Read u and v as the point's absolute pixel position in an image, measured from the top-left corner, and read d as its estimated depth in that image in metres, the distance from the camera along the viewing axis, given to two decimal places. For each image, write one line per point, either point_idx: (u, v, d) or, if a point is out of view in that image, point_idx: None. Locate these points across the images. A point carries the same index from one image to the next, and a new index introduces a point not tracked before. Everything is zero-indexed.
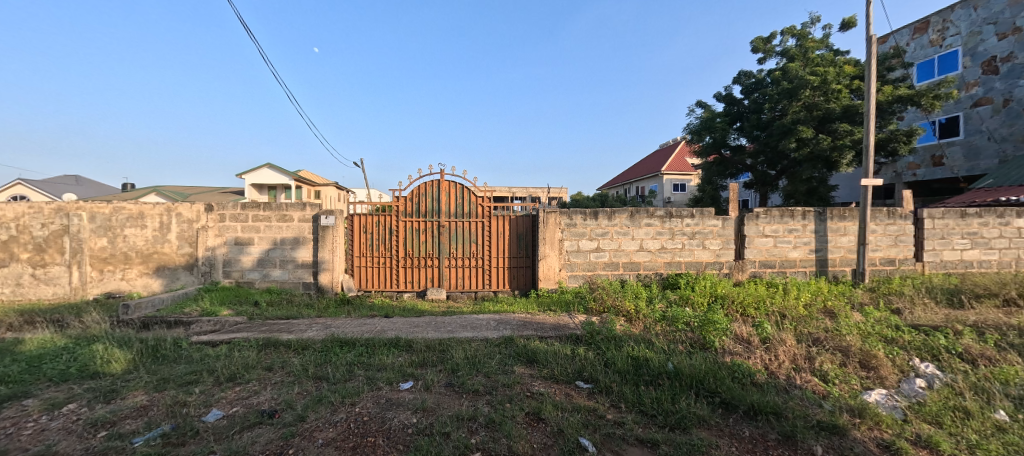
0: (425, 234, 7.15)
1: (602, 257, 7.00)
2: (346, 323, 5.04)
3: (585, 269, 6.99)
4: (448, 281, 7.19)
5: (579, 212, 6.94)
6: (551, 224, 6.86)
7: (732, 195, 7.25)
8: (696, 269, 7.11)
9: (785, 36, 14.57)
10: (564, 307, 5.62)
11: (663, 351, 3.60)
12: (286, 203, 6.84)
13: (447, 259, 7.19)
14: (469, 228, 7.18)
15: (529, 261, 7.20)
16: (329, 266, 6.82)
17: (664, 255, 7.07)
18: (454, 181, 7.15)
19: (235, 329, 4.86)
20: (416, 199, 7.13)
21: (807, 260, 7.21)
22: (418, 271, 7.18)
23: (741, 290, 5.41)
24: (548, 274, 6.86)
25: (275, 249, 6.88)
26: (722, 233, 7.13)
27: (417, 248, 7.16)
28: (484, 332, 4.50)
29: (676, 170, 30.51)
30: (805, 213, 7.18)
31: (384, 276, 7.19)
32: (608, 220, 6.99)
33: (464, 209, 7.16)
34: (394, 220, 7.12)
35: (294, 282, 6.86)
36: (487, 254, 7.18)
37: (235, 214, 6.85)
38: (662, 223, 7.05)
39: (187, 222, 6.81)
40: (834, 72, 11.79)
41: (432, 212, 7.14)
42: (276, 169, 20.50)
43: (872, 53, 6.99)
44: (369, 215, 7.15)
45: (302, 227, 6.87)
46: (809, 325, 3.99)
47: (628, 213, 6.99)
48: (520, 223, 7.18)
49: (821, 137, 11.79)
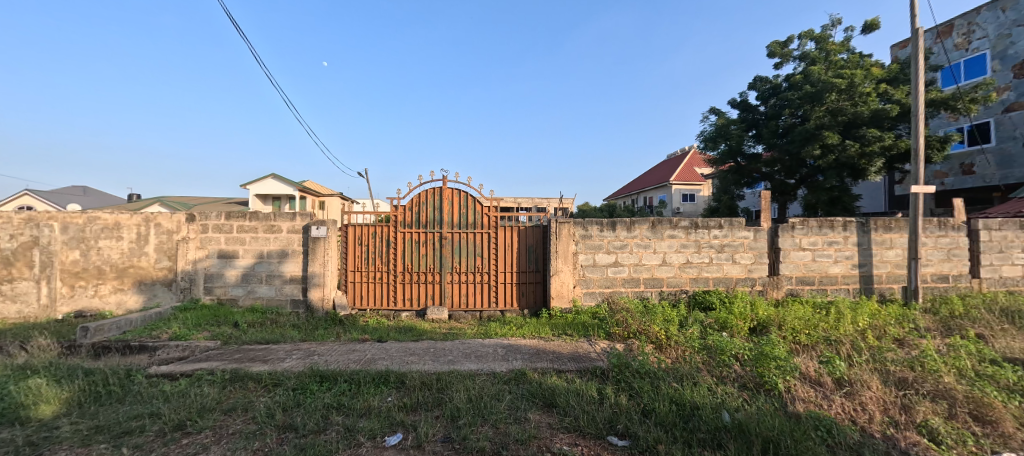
0: (426, 246, 6.52)
1: (620, 272, 6.32)
2: (330, 351, 4.37)
3: (602, 286, 6.31)
4: (451, 298, 6.52)
5: (595, 223, 6.28)
6: (565, 236, 6.20)
7: (764, 204, 6.56)
8: (725, 286, 6.39)
9: (803, 40, 13.97)
10: (582, 331, 4.92)
11: (713, 393, 2.90)
12: (274, 213, 6.26)
13: (450, 275, 6.53)
14: (474, 239, 6.53)
15: (540, 277, 6.55)
16: (320, 282, 6.18)
17: (690, 270, 6.36)
18: (458, 189, 6.55)
19: (204, 358, 4.23)
20: (417, 208, 6.53)
21: (850, 277, 6.48)
22: (418, 287, 6.53)
23: (788, 312, 4.69)
24: (562, 291, 6.17)
25: (261, 263, 6.28)
26: (753, 246, 6.42)
27: (417, 262, 6.52)
28: (490, 363, 3.82)
29: (685, 180, 29.78)
30: (846, 224, 6.48)
31: (380, 293, 6.54)
32: (627, 231, 6.32)
33: (468, 219, 6.54)
34: (392, 231, 6.52)
35: (281, 300, 6.23)
36: (493, 269, 6.53)
37: (219, 224, 6.28)
38: (687, 234, 6.36)
39: (166, 233, 6.23)
40: (861, 74, 11.13)
41: (433, 222, 6.53)
42: (282, 179, 20.03)
43: (918, 49, 6.32)
44: (364, 226, 6.54)
45: (291, 239, 6.28)
46: (889, 361, 3.26)
47: (649, 223, 6.33)
48: (529, 234, 6.54)
49: (848, 143, 11.06)
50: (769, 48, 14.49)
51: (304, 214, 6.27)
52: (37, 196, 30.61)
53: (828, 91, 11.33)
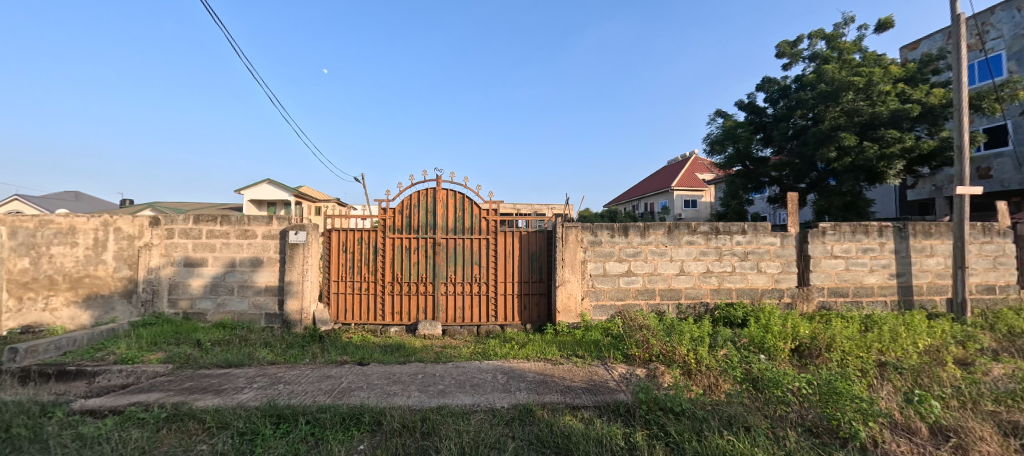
0: (418, 254, 5.87)
1: (634, 282, 5.68)
2: (299, 378, 3.69)
3: (614, 299, 5.67)
4: (444, 312, 5.86)
5: (605, 228, 5.66)
6: (572, 242, 5.58)
7: (791, 207, 5.94)
8: (750, 297, 5.75)
9: (813, 40, 13.48)
10: (594, 351, 4.27)
11: (777, 447, 2.25)
12: (247, 216, 5.61)
13: (445, 286, 5.88)
14: (471, 246, 5.89)
15: (544, 288, 5.90)
16: (298, 293, 5.51)
17: (710, 280, 5.73)
18: (454, 190, 5.92)
19: (148, 387, 3.57)
20: (408, 211, 5.90)
21: (886, 287, 5.88)
22: (409, 299, 5.87)
23: (833, 330, 4.05)
24: (568, 304, 5.52)
25: (233, 272, 5.64)
26: (781, 254, 5.80)
27: (408, 271, 5.87)
28: (490, 396, 3.16)
29: (687, 186, 29.27)
30: (882, 230, 5.88)
31: (367, 306, 5.88)
32: (640, 237, 5.70)
33: (464, 223, 5.91)
34: (380, 236, 5.88)
35: (254, 314, 5.56)
36: (493, 279, 5.88)
37: (186, 229, 5.63)
38: (706, 241, 5.74)
39: (127, 238, 5.58)
40: (880, 73, 10.60)
41: (426, 227, 5.90)
42: (276, 184, 19.36)
43: (961, 37, 5.74)
44: (350, 230, 5.91)
45: (267, 246, 5.63)
46: (986, 396, 2.62)
47: (664, 228, 5.71)
48: (532, 240, 5.91)
49: (866, 144, 10.48)
50: (778, 48, 13.97)
51: (281, 217, 5.63)
52: (31, 202, 29.96)
53: (845, 90, 10.79)
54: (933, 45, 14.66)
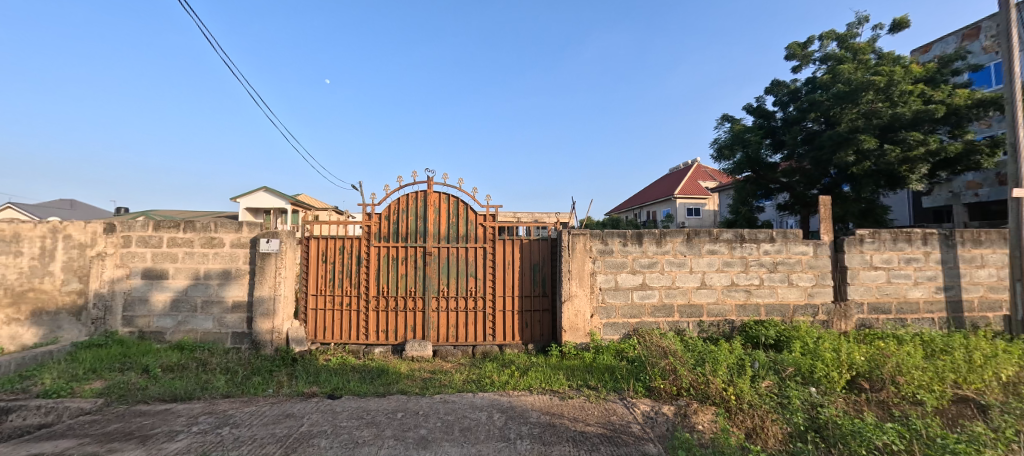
0: (406, 265, 5.23)
1: (649, 297, 5.04)
2: (250, 419, 3.01)
3: (627, 316, 5.01)
4: (436, 330, 5.21)
5: (617, 235, 5.03)
6: (579, 252, 4.94)
7: (824, 213, 5.32)
8: (781, 315, 5.10)
9: (824, 41, 12.96)
10: (610, 381, 3.61)
11: None
12: (214, 222, 4.99)
13: (436, 300, 5.23)
14: (466, 256, 5.26)
15: (547, 303, 5.25)
16: (270, 309, 4.85)
17: (736, 294, 5.08)
18: (447, 193, 5.31)
19: (62, 431, 2.89)
20: (396, 217, 5.28)
21: (933, 303, 5.23)
22: (396, 315, 5.22)
23: (895, 357, 3.40)
24: (576, 322, 4.86)
25: (196, 286, 4.99)
26: (814, 264, 5.16)
27: (395, 284, 5.23)
28: (484, 447, 2.49)
29: (692, 194, 28.67)
30: (926, 238, 5.25)
31: (348, 324, 5.22)
32: (656, 246, 5.07)
33: (459, 230, 5.28)
34: (364, 245, 5.25)
35: (220, 334, 4.92)
36: (489, 294, 5.24)
37: (144, 237, 5.00)
38: (730, 250, 5.10)
39: (78, 247, 4.95)
40: (901, 72, 10.05)
41: (416, 234, 5.27)
42: (273, 192, 18.76)
43: (1012, 24, 5.15)
44: (330, 239, 5.28)
45: (235, 256, 5.00)
46: None
47: (683, 236, 5.08)
48: (534, 249, 5.28)
49: (888, 147, 9.88)
50: (788, 50, 13.43)
51: (252, 223, 5.01)
52: (25, 211, 29.37)
53: (864, 90, 10.23)
54: (946, 48, 14.13)
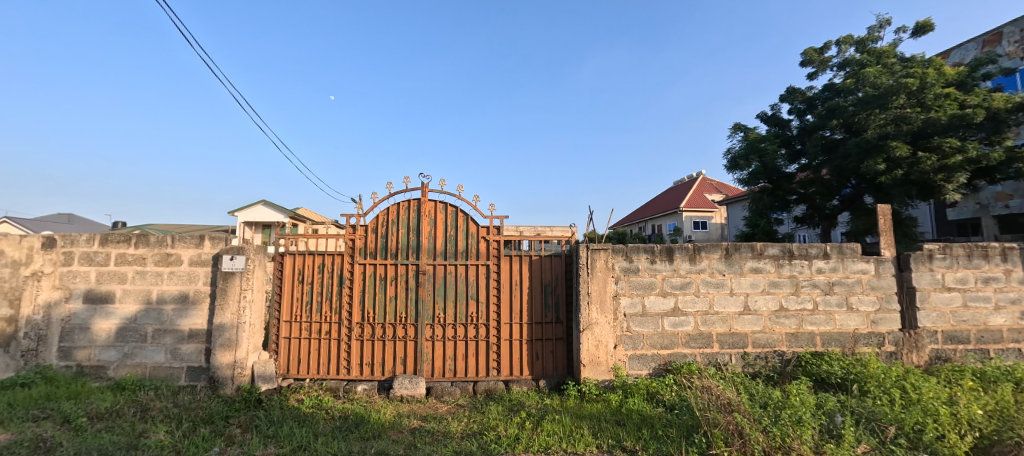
0: (395, 286, 4.47)
1: (682, 324, 4.24)
2: None
3: (656, 347, 4.21)
4: (430, 363, 4.40)
5: (643, 251, 4.28)
6: (600, 271, 4.17)
7: (884, 224, 4.56)
8: (840, 345, 4.30)
9: (842, 46, 12.32)
10: (650, 441, 2.82)
11: None
12: (170, 236, 4.26)
13: (430, 328, 4.44)
14: (466, 276, 4.49)
15: (561, 331, 4.46)
16: (231, 340, 4.07)
17: (786, 321, 4.28)
18: (444, 202, 4.59)
19: None
20: (384, 230, 4.54)
21: (1017, 331, 4.44)
22: (383, 346, 4.42)
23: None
24: (597, 355, 4.06)
25: (147, 312, 4.23)
26: (876, 285, 4.38)
27: (383, 309, 4.45)
28: None
29: (701, 207, 27.96)
30: (1006, 254, 4.47)
31: (327, 356, 4.44)
32: (689, 264, 4.30)
33: (458, 246, 4.53)
34: (347, 263, 4.50)
35: (172, 369, 4.14)
36: (492, 320, 4.45)
37: (90, 253, 4.27)
38: (777, 268, 4.33)
39: (10, 265, 4.18)
40: (934, 74, 9.38)
41: (408, 249, 4.52)
42: (272, 206, 18.08)
43: None
44: (309, 256, 4.54)
45: (194, 276, 4.25)
46: None
47: (721, 252, 4.32)
48: (545, 267, 4.53)
49: (922, 155, 9.12)
50: (804, 55, 12.80)
51: (215, 236, 4.27)
52: (21, 225, 28.59)
53: (895, 94, 9.54)
54: (965, 55, 13.58)
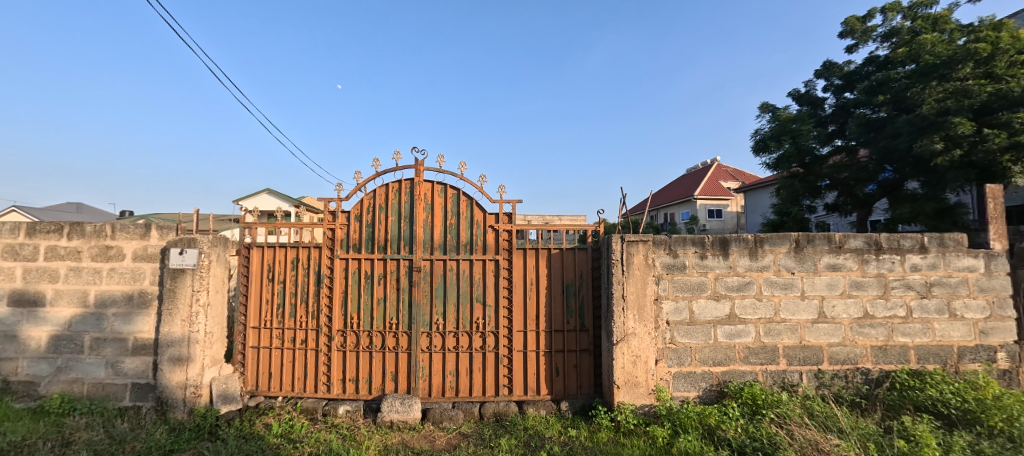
0: (384, 285, 3.66)
1: (741, 335, 3.39)
2: None
3: (708, 363, 3.37)
4: (426, 380, 3.62)
5: (691, 243, 3.41)
6: (638, 269, 3.31)
7: (998, 212, 3.61)
8: (940, 361, 3.43)
9: (888, 14, 11.06)
10: None
11: None
12: (109, 225, 3.49)
13: (427, 337, 3.64)
14: (470, 273, 3.67)
15: (587, 341, 3.65)
16: (181, 353, 3.30)
17: (870, 331, 3.42)
18: (443, 183, 3.75)
19: None
20: (370, 218, 3.73)
21: None
22: (370, 358, 3.64)
23: None
24: (634, 373, 3.24)
25: (84, 317, 3.48)
26: (986, 287, 3.48)
27: (369, 314, 3.66)
28: None
29: (719, 195, 26.77)
30: None
31: (302, 370, 3.68)
32: (748, 260, 3.43)
33: (459, 236, 3.70)
34: (325, 257, 3.70)
35: (116, 386, 3.43)
36: (503, 327, 3.64)
37: (16, 246, 3.53)
38: (860, 266, 3.45)
39: None
40: (1009, 38, 8.29)
41: (399, 241, 3.70)
42: (277, 195, 17.38)
43: None
44: (281, 248, 3.75)
45: (139, 274, 3.48)
46: None
47: (789, 245, 3.44)
48: (567, 263, 3.70)
49: (990, 132, 7.96)
50: (844, 24, 11.56)
51: (163, 224, 3.49)
52: (35, 211, 28.32)
53: (962, 62, 8.37)
54: None
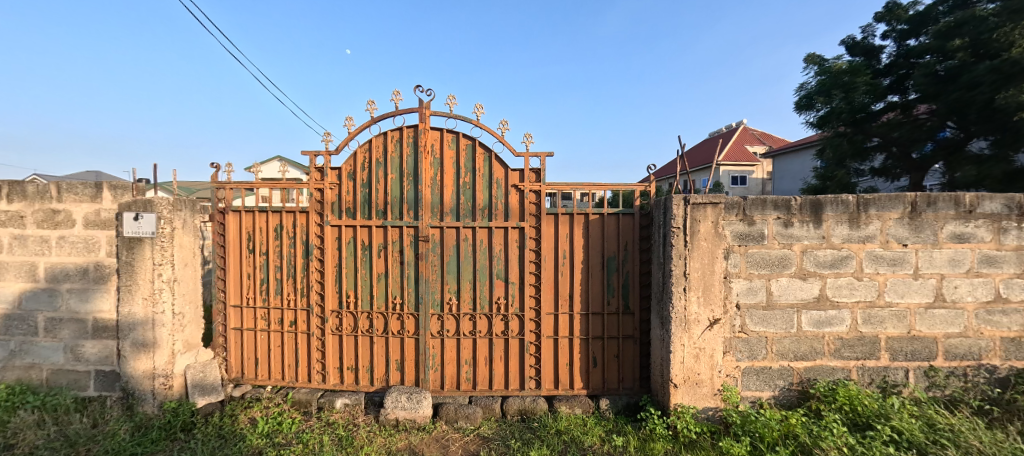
0: (384, 258, 3.02)
1: (833, 323, 2.68)
2: None
3: (788, 357, 2.68)
4: (438, 370, 3.04)
5: (772, 207, 2.65)
6: (704, 240, 2.58)
7: None
8: None
9: None
10: None
11: None
12: (54, 185, 2.89)
13: (438, 320, 3.02)
14: (489, 244, 3.00)
15: (632, 326, 2.99)
16: (145, 338, 2.76)
17: (1000, 319, 2.67)
18: (454, 132, 3.02)
19: None
20: (366, 176, 3.04)
21: None
22: (371, 343, 3.06)
23: None
24: (697, 370, 2.58)
25: (35, 294, 2.95)
26: None
27: (367, 291, 3.04)
28: None
29: (747, 160, 25.27)
30: None
31: (292, 356, 3.13)
32: (847, 229, 2.66)
33: (475, 198, 3.00)
34: (314, 224, 3.05)
35: (77, 373, 2.92)
36: (529, 308, 2.99)
37: None
38: (994, 236, 2.65)
39: None
40: None
41: (402, 204, 3.02)
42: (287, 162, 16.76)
43: None
44: (262, 213, 3.11)
45: (93, 243, 2.90)
46: None
47: (901, 210, 2.65)
48: (609, 231, 2.98)
49: None
50: None
51: (116, 184, 2.87)
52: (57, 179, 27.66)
53: None
54: None
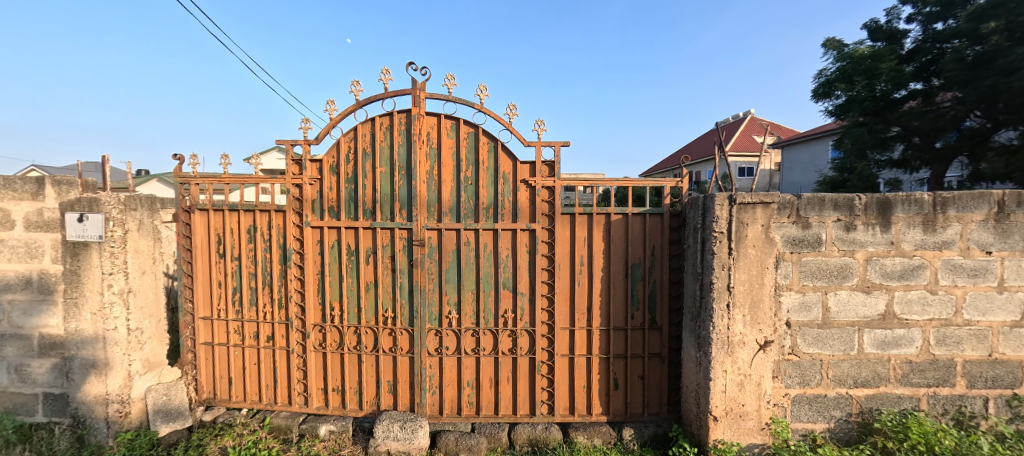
0: (374, 264, 2.62)
1: (901, 344, 2.27)
2: None
3: (847, 382, 2.28)
4: (436, 392, 2.65)
5: (831, 206, 2.22)
6: (752, 247, 2.16)
7: None
8: None
9: None
10: None
11: None
12: None
13: (435, 336, 2.63)
14: (494, 248, 2.59)
15: (659, 343, 2.59)
16: (96, 359, 2.38)
17: None
18: (454, 118, 2.60)
19: None
20: (351, 169, 2.62)
21: None
22: (359, 361, 2.67)
23: None
24: (740, 400, 2.19)
25: None
26: None
27: (355, 303, 2.65)
28: None
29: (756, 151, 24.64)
30: None
31: (270, 376, 2.75)
32: (920, 232, 2.23)
33: (478, 195, 2.58)
34: (292, 224, 2.64)
35: (23, 396, 2.55)
36: (541, 323, 2.59)
37: None
38: None
39: None
40: None
41: (393, 203, 2.60)
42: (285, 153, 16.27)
43: None
44: (232, 212, 2.70)
45: (36, 248, 2.50)
46: None
47: (987, 211, 2.21)
48: (634, 234, 2.56)
49: None
50: None
51: (61, 179, 2.47)
52: (55, 170, 27.21)
53: None
54: None
